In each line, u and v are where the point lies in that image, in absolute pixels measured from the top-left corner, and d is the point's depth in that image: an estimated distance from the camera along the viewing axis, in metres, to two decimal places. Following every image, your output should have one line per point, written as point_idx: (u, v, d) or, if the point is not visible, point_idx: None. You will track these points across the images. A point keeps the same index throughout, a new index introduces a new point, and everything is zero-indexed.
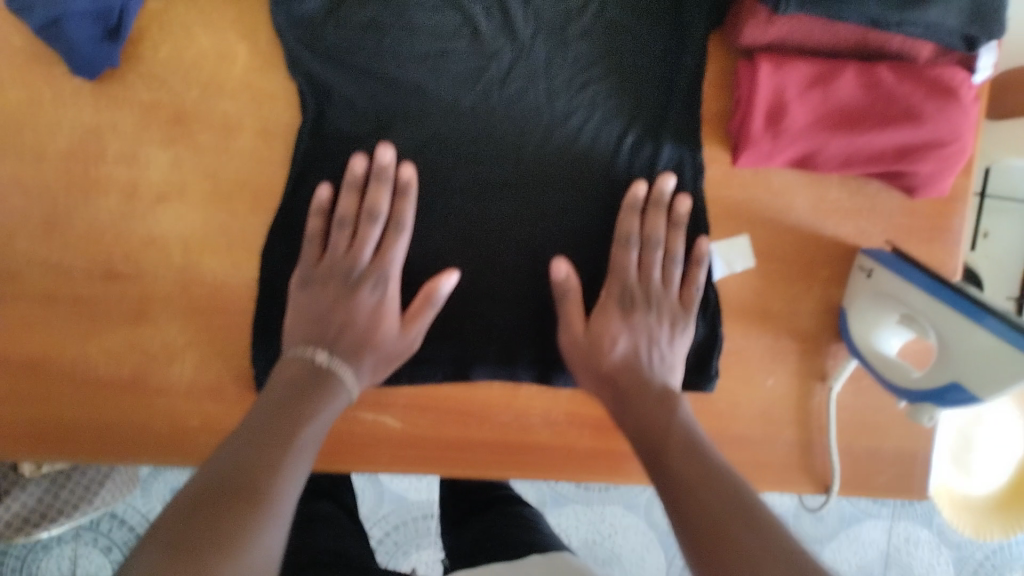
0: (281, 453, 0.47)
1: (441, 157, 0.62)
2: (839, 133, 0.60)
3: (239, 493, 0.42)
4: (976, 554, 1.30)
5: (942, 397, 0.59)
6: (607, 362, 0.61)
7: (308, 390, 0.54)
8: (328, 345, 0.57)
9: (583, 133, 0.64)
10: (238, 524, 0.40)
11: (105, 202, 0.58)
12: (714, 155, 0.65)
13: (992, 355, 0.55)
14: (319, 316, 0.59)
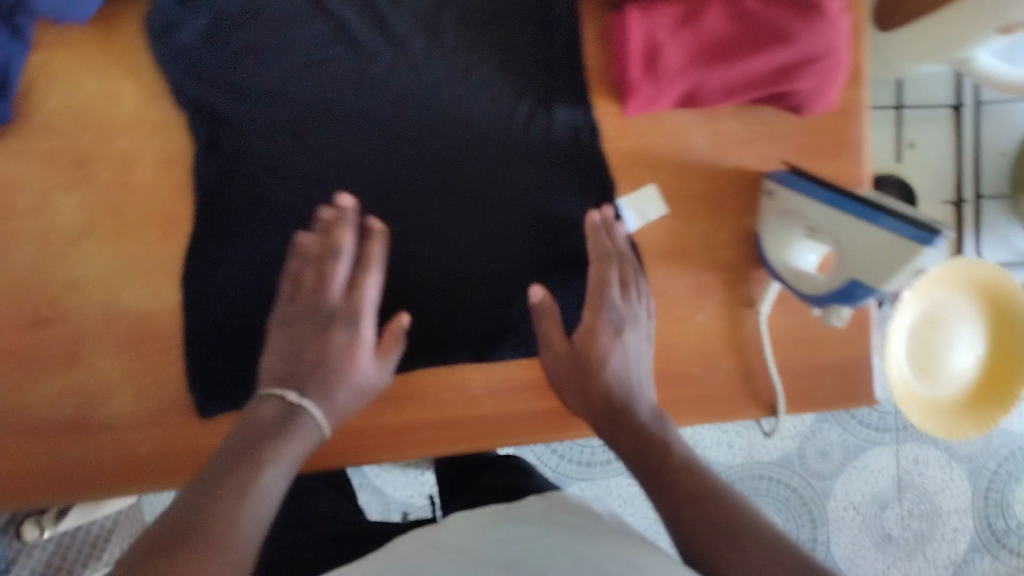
0: (241, 491, 0.49)
1: (338, 161, 0.64)
2: (716, 67, 0.62)
3: (195, 539, 0.45)
4: (986, 464, 1.35)
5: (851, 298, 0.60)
6: (597, 376, 0.63)
7: (279, 426, 0.55)
8: (298, 383, 0.59)
9: (474, 115, 0.66)
10: (194, 569, 0.43)
11: (21, 254, 0.60)
12: (606, 110, 0.67)
13: (891, 248, 0.56)
14: (291, 354, 0.60)
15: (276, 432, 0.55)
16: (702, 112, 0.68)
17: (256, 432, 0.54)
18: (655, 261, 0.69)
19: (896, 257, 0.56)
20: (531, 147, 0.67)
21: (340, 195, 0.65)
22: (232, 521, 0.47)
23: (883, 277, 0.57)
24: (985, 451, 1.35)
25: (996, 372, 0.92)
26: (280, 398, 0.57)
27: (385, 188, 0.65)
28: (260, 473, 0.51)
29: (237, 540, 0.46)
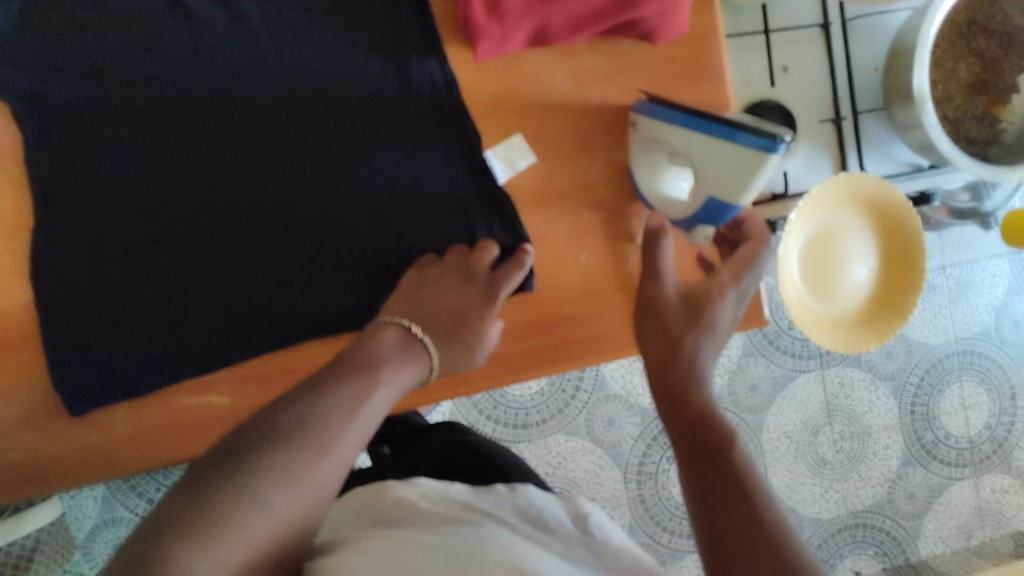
0: (353, 401, 0.54)
1: (186, 139, 0.63)
2: (557, 4, 0.61)
3: (307, 436, 0.50)
4: (911, 380, 1.38)
5: (715, 215, 0.61)
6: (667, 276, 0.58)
7: (399, 352, 0.60)
8: (423, 322, 0.63)
9: (323, 77, 0.64)
10: (279, 459, 0.48)
11: None
12: (460, 57, 0.66)
13: (744, 161, 0.56)
14: (427, 301, 0.64)
15: (346, 375, 0.55)
16: (558, 50, 0.67)
17: (379, 351, 0.58)
18: (530, 207, 0.68)
19: (749, 170, 0.56)
20: (387, 104, 0.65)
21: (193, 173, 0.63)
22: (330, 423, 0.51)
23: (740, 190, 0.58)
24: (907, 366, 1.37)
25: (888, 293, 0.93)
26: (404, 328, 0.62)
27: (239, 162, 0.64)
28: (369, 397, 0.55)
29: (329, 450, 0.50)
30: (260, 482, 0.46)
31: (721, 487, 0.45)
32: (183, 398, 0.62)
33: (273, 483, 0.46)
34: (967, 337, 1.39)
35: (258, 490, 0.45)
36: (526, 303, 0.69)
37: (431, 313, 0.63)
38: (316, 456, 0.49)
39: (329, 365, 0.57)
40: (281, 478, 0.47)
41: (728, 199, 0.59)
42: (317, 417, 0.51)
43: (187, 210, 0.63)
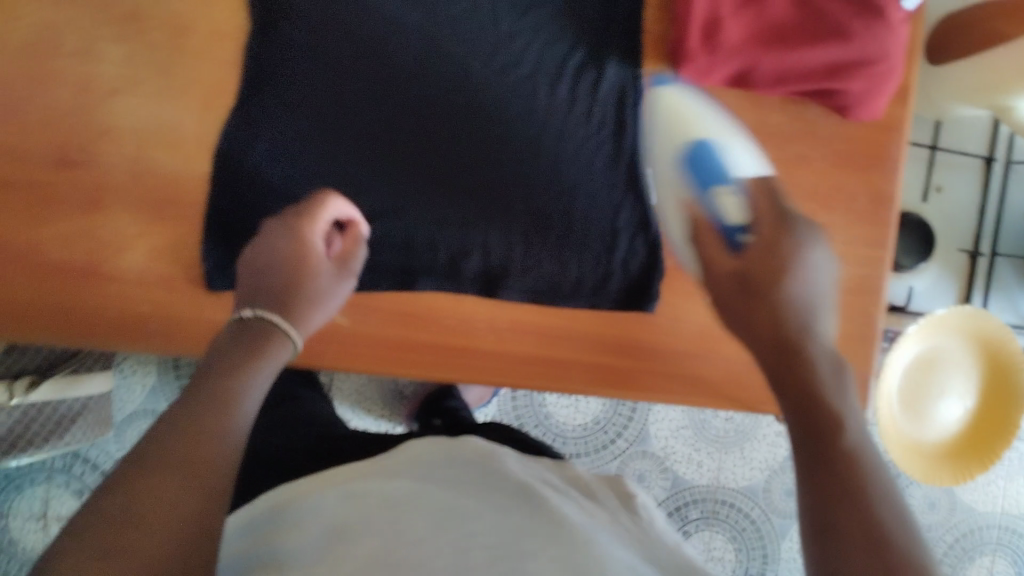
0: (204, 415, 0.45)
1: (387, 71, 0.66)
2: (773, 50, 0.63)
3: (169, 461, 0.41)
4: (945, 539, 1.34)
5: (709, 194, 0.57)
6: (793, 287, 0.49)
7: (254, 338, 0.53)
8: (258, 303, 0.56)
9: (528, 54, 0.67)
10: (147, 489, 0.39)
11: (60, 93, 0.61)
12: (657, 77, 0.68)
13: (671, 125, 0.62)
14: (271, 264, 0.58)
15: (263, 301, 0.56)
16: (750, 97, 0.68)
17: (237, 344, 0.52)
18: None
19: (665, 101, 0.63)
20: (576, 100, 0.68)
21: (383, 105, 0.65)
22: (200, 440, 0.43)
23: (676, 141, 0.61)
24: (945, 523, 1.34)
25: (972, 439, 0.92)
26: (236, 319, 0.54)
27: (427, 110, 0.66)
28: (247, 377, 0.49)
29: (218, 448, 0.43)
30: (139, 512, 0.38)
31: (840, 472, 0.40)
32: None
33: (158, 500, 0.39)
34: (1013, 513, 1.36)
35: (139, 495, 0.39)
36: (644, 325, 0.69)
37: (265, 267, 0.58)
38: (191, 449, 0.42)
39: (205, 356, 0.51)
40: (158, 481, 0.40)
41: (676, 146, 0.61)
42: (181, 418, 0.44)
43: (365, 138, 0.65)
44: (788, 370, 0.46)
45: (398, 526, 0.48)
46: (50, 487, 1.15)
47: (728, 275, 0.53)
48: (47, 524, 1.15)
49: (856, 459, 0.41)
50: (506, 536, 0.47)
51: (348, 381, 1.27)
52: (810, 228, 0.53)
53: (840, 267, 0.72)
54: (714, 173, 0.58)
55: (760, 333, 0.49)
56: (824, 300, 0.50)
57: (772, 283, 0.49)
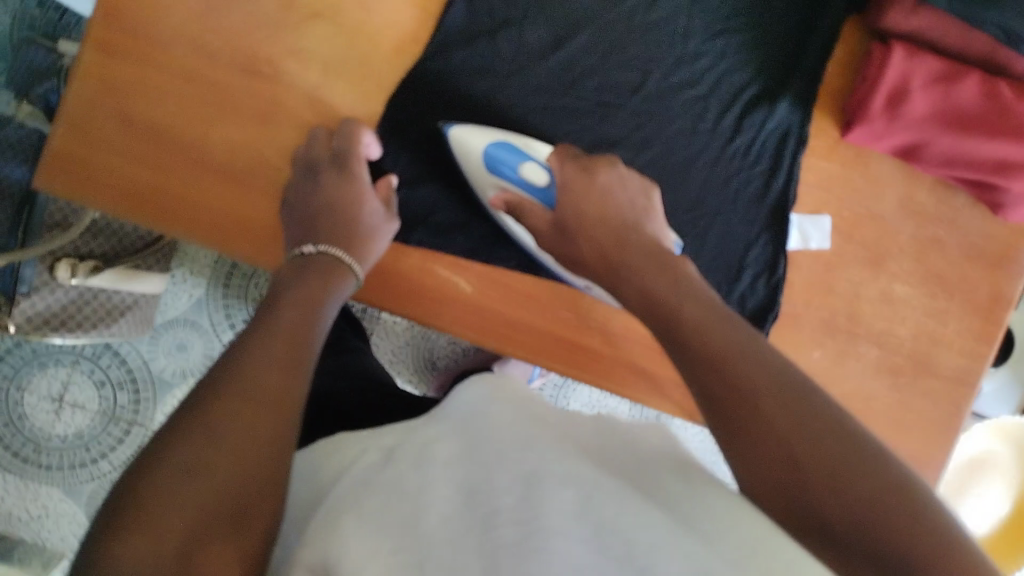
0: (270, 348, 0.47)
1: (573, 57, 0.66)
2: (949, 133, 0.64)
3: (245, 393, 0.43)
4: None
5: (519, 176, 0.62)
6: (668, 300, 0.50)
7: (319, 273, 0.57)
8: (313, 237, 0.60)
9: (708, 74, 0.68)
10: (221, 412, 0.41)
11: (263, 3, 0.61)
12: (822, 127, 0.68)
13: (461, 157, 0.63)
14: (317, 205, 0.60)
15: (322, 233, 0.60)
16: (905, 171, 0.69)
17: (301, 275, 0.56)
18: (799, 286, 0.70)
19: (457, 141, 0.63)
20: (738, 132, 0.68)
21: (558, 90, 0.66)
22: (269, 371, 0.46)
23: (469, 154, 0.62)
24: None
25: None
26: (295, 254, 0.58)
27: (598, 107, 0.67)
28: (318, 314, 0.53)
29: (287, 379, 0.46)
30: (212, 435, 0.40)
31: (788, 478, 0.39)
32: (437, 266, 0.65)
33: (227, 425, 0.41)
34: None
35: (224, 408, 0.42)
36: None
37: (317, 211, 0.60)
38: (271, 375, 0.45)
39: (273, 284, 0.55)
40: (239, 403, 0.42)
41: (477, 158, 0.62)
42: (257, 349, 0.47)
43: (533, 117, 0.66)
44: (672, 332, 0.48)
45: (416, 493, 0.41)
46: (73, 371, 1.10)
47: (548, 229, 0.60)
48: (60, 409, 1.09)
49: (756, 420, 0.41)
50: (542, 503, 0.38)
51: (386, 337, 1.21)
52: (600, 179, 0.60)
53: (948, 356, 0.71)
54: (515, 159, 0.62)
55: (630, 300, 0.53)
56: (643, 204, 0.60)
57: (609, 209, 0.59)
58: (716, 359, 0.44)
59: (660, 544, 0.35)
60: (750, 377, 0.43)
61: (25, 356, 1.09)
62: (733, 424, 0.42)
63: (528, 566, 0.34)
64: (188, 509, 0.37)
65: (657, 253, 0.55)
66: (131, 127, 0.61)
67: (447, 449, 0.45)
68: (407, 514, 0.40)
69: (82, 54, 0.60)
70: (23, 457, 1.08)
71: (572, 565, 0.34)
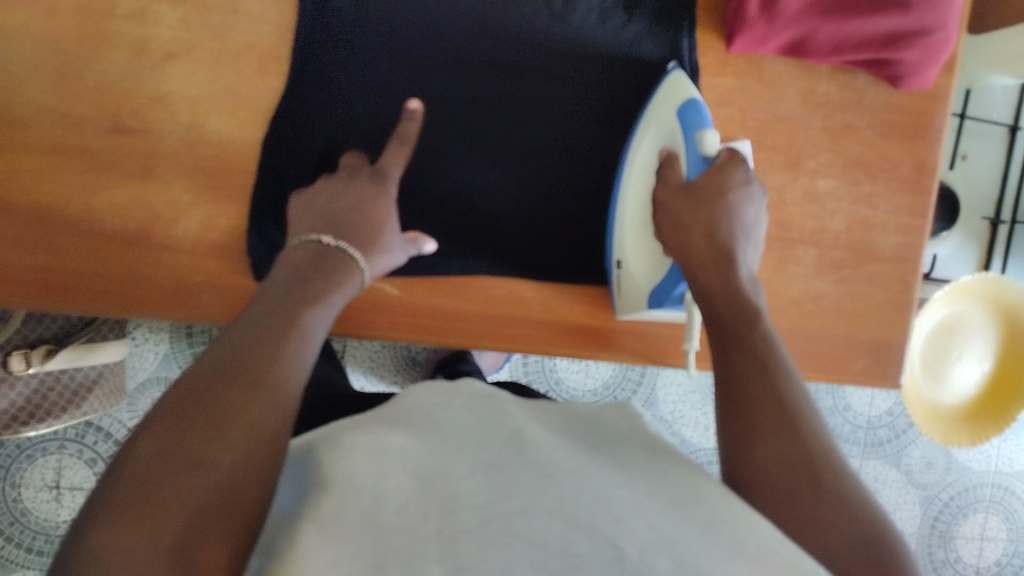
0: (280, 338, 0.46)
1: (447, 43, 0.66)
2: (832, 19, 0.63)
3: (245, 375, 0.43)
4: None
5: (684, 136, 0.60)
6: (724, 286, 0.54)
7: (313, 271, 0.54)
8: (335, 230, 0.57)
9: (585, 24, 0.67)
10: (233, 405, 0.41)
11: (114, 56, 0.60)
12: (708, 44, 0.67)
13: (670, 84, 0.62)
14: (330, 208, 0.59)
15: (347, 233, 0.58)
16: (800, 67, 0.68)
17: (315, 268, 0.54)
18: None
19: (674, 79, 0.62)
20: (625, 83, 0.68)
21: (439, 90, 0.66)
22: (276, 359, 0.44)
23: (678, 90, 0.61)
24: (941, 482, 1.22)
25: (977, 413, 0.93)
26: (315, 242, 0.56)
27: (481, 94, 0.66)
28: (311, 310, 0.50)
29: (287, 372, 0.44)
30: (224, 427, 0.40)
31: (789, 463, 0.42)
32: None
33: (237, 422, 0.40)
34: (1006, 470, 1.24)
35: (206, 426, 0.40)
36: None
37: (337, 211, 0.58)
38: (261, 385, 0.42)
39: (266, 285, 0.52)
40: (247, 401, 0.41)
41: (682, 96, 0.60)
42: (247, 352, 0.44)
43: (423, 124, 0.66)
44: (728, 324, 0.52)
45: (377, 492, 0.39)
46: (62, 456, 1.09)
47: (676, 188, 0.59)
48: (60, 495, 1.09)
49: (779, 435, 0.44)
50: (500, 493, 0.37)
51: (362, 346, 1.18)
52: (728, 196, 0.58)
53: (886, 237, 0.71)
54: (704, 121, 0.59)
55: (707, 283, 0.55)
56: (754, 232, 0.59)
57: (722, 220, 0.57)
58: (778, 386, 0.46)
59: (628, 518, 0.36)
60: (789, 394, 0.46)
61: (10, 453, 1.07)
62: (756, 419, 0.45)
63: (487, 554, 0.34)
64: (168, 534, 0.36)
65: (750, 275, 0.56)
66: (12, 216, 0.59)
67: (400, 441, 0.42)
68: (365, 507, 0.38)
69: None
70: (35, 550, 1.07)
71: (534, 542, 0.35)
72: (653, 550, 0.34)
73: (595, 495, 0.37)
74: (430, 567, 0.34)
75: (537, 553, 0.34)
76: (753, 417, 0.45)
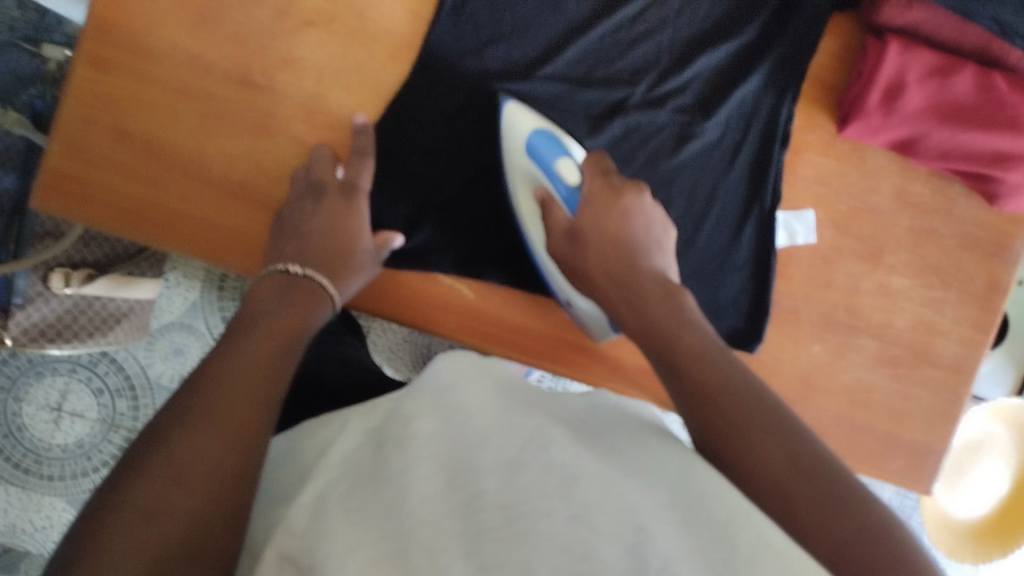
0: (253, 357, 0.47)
1: (562, 70, 0.67)
2: (945, 126, 0.66)
3: (217, 392, 0.43)
4: None
5: (550, 170, 0.60)
6: (628, 272, 0.55)
7: (294, 294, 0.55)
8: (302, 258, 0.58)
9: (693, 80, 0.69)
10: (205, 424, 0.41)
11: (258, 13, 0.62)
12: (818, 124, 0.69)
13: (507, 137, 0.63)
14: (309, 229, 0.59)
15: (310, 258, 0.58)
16: (902, 165, 0.69)
17: (282, 298, 0.54)
18: (797, 279, 0.70)
19: (509, 116, 0.63)
20: (719, 141, 0.69)
21: (544, 113, 0.67)
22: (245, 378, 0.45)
23: (517, 135, 0.62)
24: None
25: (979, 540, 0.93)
26: (280, 271, 0.56)
27: (588, 119, 0.68)
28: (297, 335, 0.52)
29: (254, 386, 0.45)
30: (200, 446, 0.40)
31: (783, 480, 0.39)
32: (440, 274, 0.65)
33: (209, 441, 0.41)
34: None
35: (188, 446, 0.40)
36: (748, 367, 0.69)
37: (307, 234, 0.59)
38: (239, 403, 0.43)
39: (252, 303, 0.53)
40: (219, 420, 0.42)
41: (521, 142, 0.62)
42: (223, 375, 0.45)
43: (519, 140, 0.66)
44: (669, 362, 0.47)
45: (399, 480, 0.38)
46: (70, 380, 1.07)
47: (562, 235, 0.58)
48: (59, 418, 1.07)
49: (752, 449, 0.40)
50: (527, 489, 0.35)
51: (385, 335, 1.18)
52: (622, 203, 0.58)
53: (947, 345, 0.71)
54: (552, 154, 0.60)
55: (630, 325, 0.52)
56: (658, 236, 0.58)
57: (618, 229, 0.57)
58: (735, 405, 0.42)
59: (652, 525, 0.33)
60: (740, 410, 0.42)
61: (21, 366, 1.07)
62: (709, 421, 0.42)
63: (510, 553, 0.33)
64: (151, 545, 0.36)
65: (665, 286, 0.53)
66: (126, 143, 0.61)
67: (427, 425, 0.41)
68: (389, 498, 0.37)
69: (74, 69, 0.60)
70: (22, 468, 1.06)
71: (558, 544, 0.33)
72: (679, 558, 0.32)
73: (620, 503, 0.35)
74: (455, 560, 0.33)
75: (559, 555, 0.32)
76: (740, 446, 0.40)
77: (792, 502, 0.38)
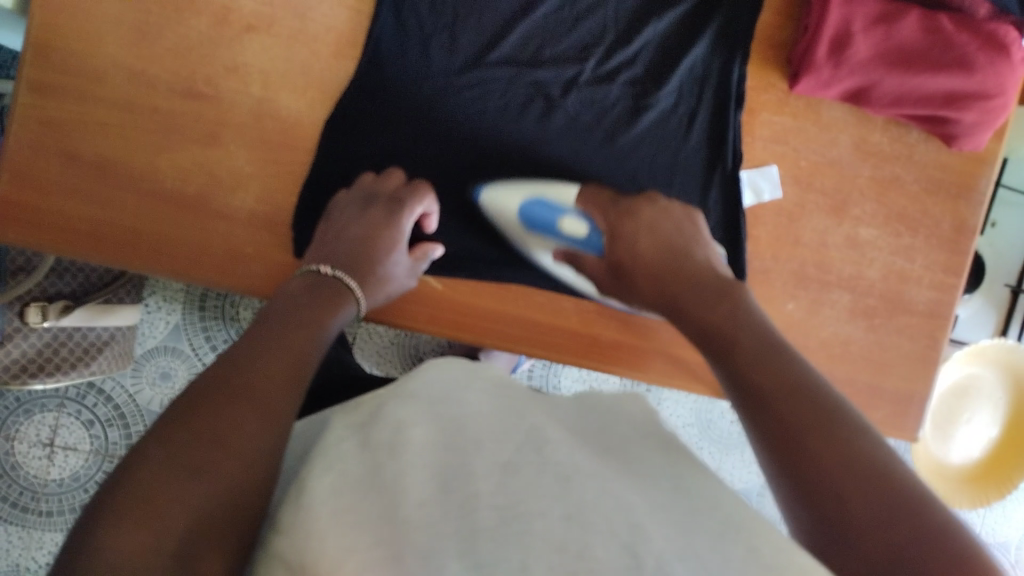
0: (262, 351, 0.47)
1: (511, 54, 0.67)
2: (895, 72, 0.65)
3: (224, 388, 0.43)
4: None
5: (558, 235, 0.65)
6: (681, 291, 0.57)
7: (326, 292, 0.57)
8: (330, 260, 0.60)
9: (642, 51, 0.69)
10: (213, 417, 0.41)
11: (196, 23, 0.61)
12: (771, 82, 0.69)
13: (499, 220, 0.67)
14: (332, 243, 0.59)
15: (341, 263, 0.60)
16: (858, 115, 0.69)
17: (310, 295, 0.55)
18: (765, 239, 0.70)
19: (493, 207, 0.67)
20: (675, 110, 0.69)
21: (496, 99, 0.67)
22: (253, 374, 0.45)
23: (509, 217, 0.66)
24: None
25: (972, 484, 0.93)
26: (312, 271, 0.58)
27: (542, 101, 0.68)
28: (312, 329, 0.52)
29: (260, 380, 0.45)
30: (209, 436, 0.40)
31: (831, 484, 0.39)
32: None
33: (218, 433, 0.41)
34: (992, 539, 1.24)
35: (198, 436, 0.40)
36: None
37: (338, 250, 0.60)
38: (249, 396, 0.43)
39: (279, 296, 0.55)
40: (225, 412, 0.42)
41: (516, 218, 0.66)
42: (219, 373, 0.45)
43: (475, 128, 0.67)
44: (729, 358, 0.48)
45: (394, 483, 0.38)
46: (59, 415, 1.07)
47: (605, 275, 0.63)
48: (52, 453, 1.06)
49: (815, 454, 0.40)
50: (522, 490, 0.36)
51: (371, 339, 1.18)
52: (645, 216, 0.64)
53: (920, 290, 0.71)
54: (550, 218, 0.65)
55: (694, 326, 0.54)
56: (694, 238, 0.62)
57: (659, 238, 0.62)
58: (793, 401, 0.43)
59: (645, 524, 0.34)
60: (803, 415, 0.42)
61: (10, 406, 1.06)
62: (762, 406, 0.44)
63: (509, 552, 0.33)
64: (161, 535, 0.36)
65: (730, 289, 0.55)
66: (77, 164, 0.61)
67: (421, 432, 0.41)
68: (384, 503, 0.37)
69: (18, 96, 0.60)
70: (20, 507, 1.05)
71: (555, 544, 0.33)
72: (672, 557, 0.32)
73: (610, 502, 0.35)
74: (451, 562, 0.33)
75: (553, 552, 0.33)
76: (796, 454, 0.41)
77: (831, 499, 0.38)
